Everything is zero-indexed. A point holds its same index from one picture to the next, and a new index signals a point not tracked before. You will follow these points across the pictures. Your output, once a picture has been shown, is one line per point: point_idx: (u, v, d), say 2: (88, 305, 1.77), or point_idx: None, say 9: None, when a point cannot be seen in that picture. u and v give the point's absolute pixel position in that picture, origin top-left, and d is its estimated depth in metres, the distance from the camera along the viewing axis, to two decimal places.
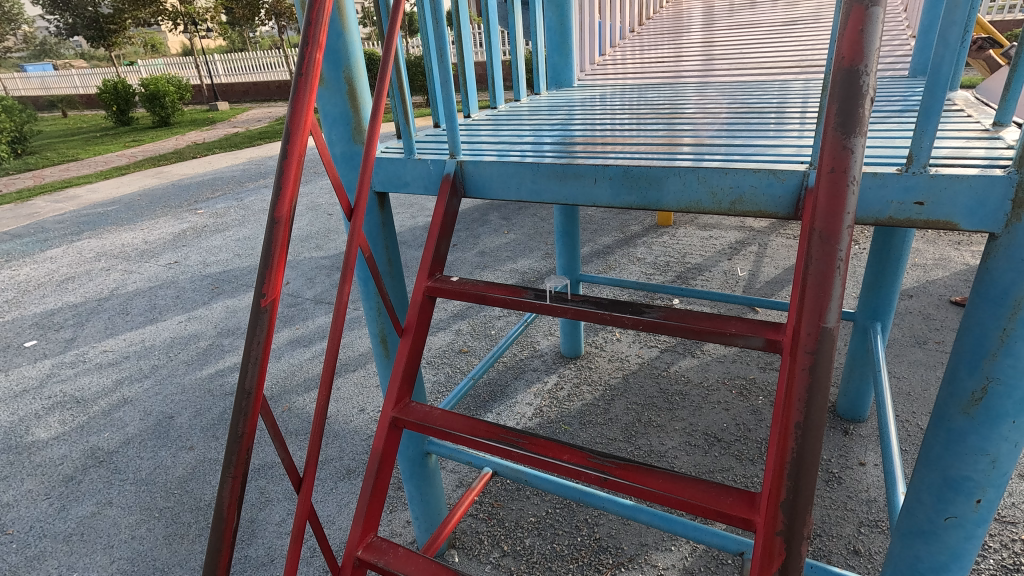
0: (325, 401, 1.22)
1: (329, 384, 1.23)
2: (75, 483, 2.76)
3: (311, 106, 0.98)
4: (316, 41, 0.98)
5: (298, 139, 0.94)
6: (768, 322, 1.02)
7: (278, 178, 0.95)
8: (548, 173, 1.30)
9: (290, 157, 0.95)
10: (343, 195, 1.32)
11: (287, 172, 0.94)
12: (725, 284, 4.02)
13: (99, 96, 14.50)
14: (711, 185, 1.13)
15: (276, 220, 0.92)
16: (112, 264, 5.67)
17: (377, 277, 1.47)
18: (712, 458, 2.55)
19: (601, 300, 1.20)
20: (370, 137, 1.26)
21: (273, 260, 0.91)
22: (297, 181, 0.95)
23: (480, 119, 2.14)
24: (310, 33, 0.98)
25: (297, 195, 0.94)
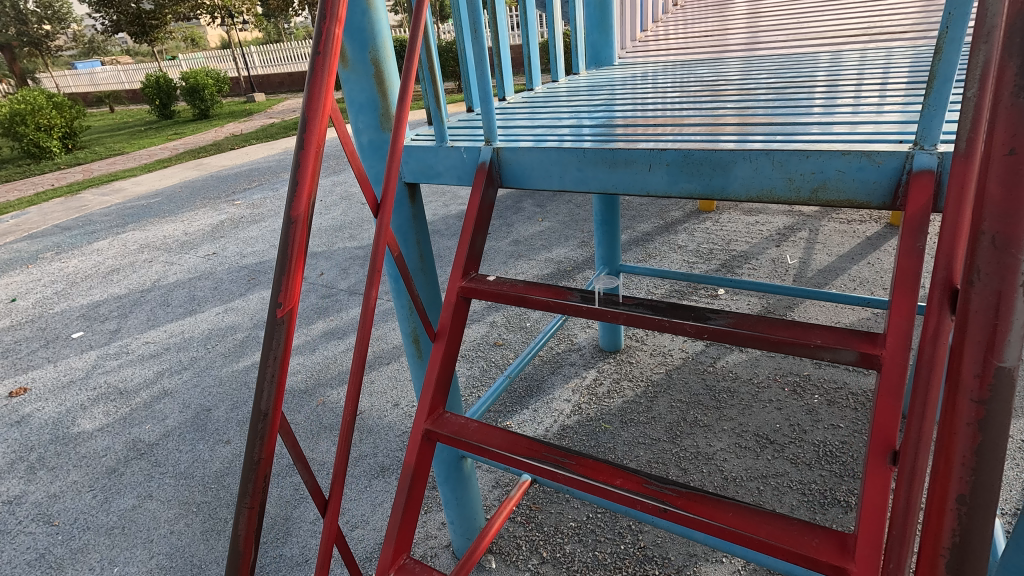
0: (352, 409, 1.14)
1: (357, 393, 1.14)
2: (118, 475, 2.80)
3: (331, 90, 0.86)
4: (336, 13, 0.85)
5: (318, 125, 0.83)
6: (861, 333, 0.87)
7: (295, 170, 0.83)
8: (595, 159, 1.16)
9: (308, 148, 0.82)
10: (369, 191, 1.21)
11: (305, 165, 0.82)
12: (773, 273, 3.80)
13: (144, 91, 14.94)
14: (789, 171, 0.97)
15: (293, 219, 0.81)
16: (154, 256, 5.79)
17: (406, 278, 1.37)
18: (765, 462, 2.39)
19: (657, 303, 1.05)
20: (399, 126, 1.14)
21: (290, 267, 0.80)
22: (316, 175, 0.83)
23: (516, 103, 1.99)
24: (328, 4, 0.85)
25: (315, 189, 0.83)
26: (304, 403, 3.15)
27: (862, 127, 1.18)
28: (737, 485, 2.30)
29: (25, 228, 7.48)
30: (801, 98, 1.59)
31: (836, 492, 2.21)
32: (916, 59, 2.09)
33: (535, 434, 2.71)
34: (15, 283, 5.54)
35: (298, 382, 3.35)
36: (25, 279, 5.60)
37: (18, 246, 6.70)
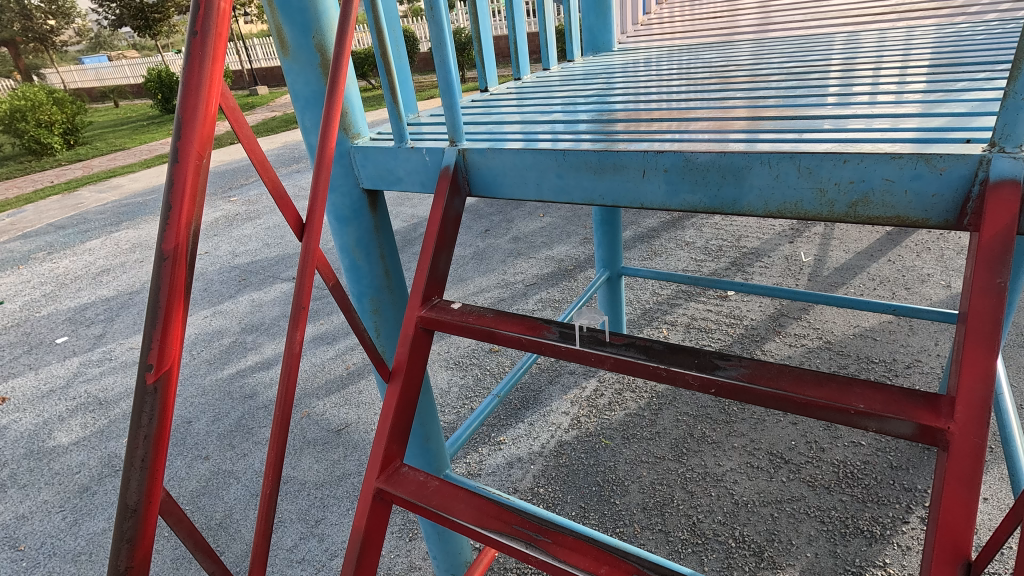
0: (273, 485, 0.96)
1: (276, 468, 0.95)
2: (90, 494, 2.66)
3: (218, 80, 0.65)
4: None
5: (198, 127, 0.62)
6: (920, 398, 0.66)
7: (169, 191, 0.62)
8: (578, 163, 0.95)
9: (185, 162, 0.61)
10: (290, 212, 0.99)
11: (180, 187, 0.61)
12: (786, 272, 3.57)
13: (145, 85, 14.79)
14: (818, 179, 0.78)
15: (165, 260, 0.61)
16: (145, 255, 5.64)
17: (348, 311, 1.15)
18: (779, 485, 2.18)
19: (654, 343, 0.85)
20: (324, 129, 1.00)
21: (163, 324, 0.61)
22: (196, 196, 0.63)
23: (501, 92, 1.77)
24: None
25: (196, 214, 0.63)
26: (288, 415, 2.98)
27: (904, 120, 0.97)
28: (749, 511, 2.10)
29: (20, 227, 7.36)
30: (825, 82, 1.36)
31: (858, 520, 2.01)
32: (955, 37, 1.84)
33: (529, 451, 2.52)
34: (4, 285, 5.42)
35: None
36: (15, 281, 5.48)
37: (12, 245, 6.59)
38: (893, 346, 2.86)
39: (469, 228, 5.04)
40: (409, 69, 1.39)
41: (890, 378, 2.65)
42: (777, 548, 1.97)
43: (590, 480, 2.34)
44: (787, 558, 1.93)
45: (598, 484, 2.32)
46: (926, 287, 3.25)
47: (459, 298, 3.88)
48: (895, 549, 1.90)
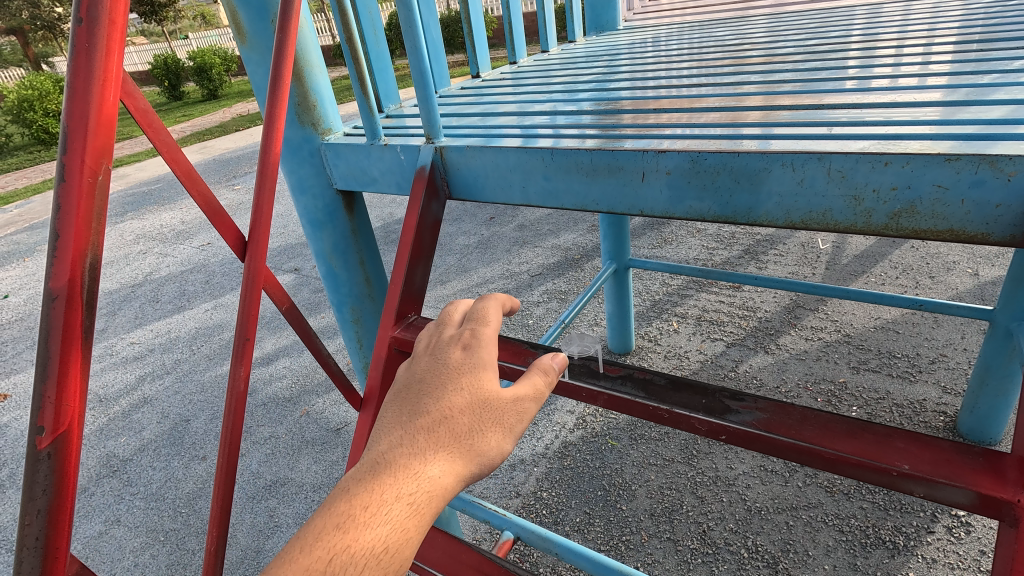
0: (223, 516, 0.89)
1: (222, 518, 0.89)
2: (87, 495, 2.62)
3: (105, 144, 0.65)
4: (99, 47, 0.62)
5: (88, 147, 0.62)
6: (979, 462, 0.59)
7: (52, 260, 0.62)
8: (567, 164, 0.84)
9: (67, 233, 0.62)
10: (226, 230, 0.94)
11: (62, 255, 0.61)
12: (803, 260, 3.40)
13: (151, 72, 14.70)
14: (853, 184, 0.66)
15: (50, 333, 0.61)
16: (149, 247, 5.59)
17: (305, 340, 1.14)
18: (795, 491, 2.07)
19: (663, 380, 0.79)
20: (265, 134, 0.89)
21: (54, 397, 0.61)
22: (80, 264, 0.63)
23: (493, 76, 1.64)
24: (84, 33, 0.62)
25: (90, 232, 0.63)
26: (287, 413, 2.91)
27: (945, 108, 0.83)
28: (762, 518, 2.00)
29: (28, 218, 7.36)
30: (850, 61, 1.21)
31: (880, 530, 1.90)
32: (993, 7, 1.66)
33: (533, 452, 2.43)
34: (10, 277, 5.41)
35: (281, 390, 3.10)
36: (21, 273, 5.47)
37: (18, 237, 6.59)
38: (916, 340, 2.71)
39: (473, 215, 4.91)
40: (387, 58, 1.27)
41: (914, 374, 2.51)
42: (792, 559, 1.86)
43: (595, 484, 2.24)
44: (803, 570, 1.82)
45: (603, 488, 2.22)
46: (952, 276, 3.07)
47: (462, 290, 3.77)
48: (919, 561, 1.80)
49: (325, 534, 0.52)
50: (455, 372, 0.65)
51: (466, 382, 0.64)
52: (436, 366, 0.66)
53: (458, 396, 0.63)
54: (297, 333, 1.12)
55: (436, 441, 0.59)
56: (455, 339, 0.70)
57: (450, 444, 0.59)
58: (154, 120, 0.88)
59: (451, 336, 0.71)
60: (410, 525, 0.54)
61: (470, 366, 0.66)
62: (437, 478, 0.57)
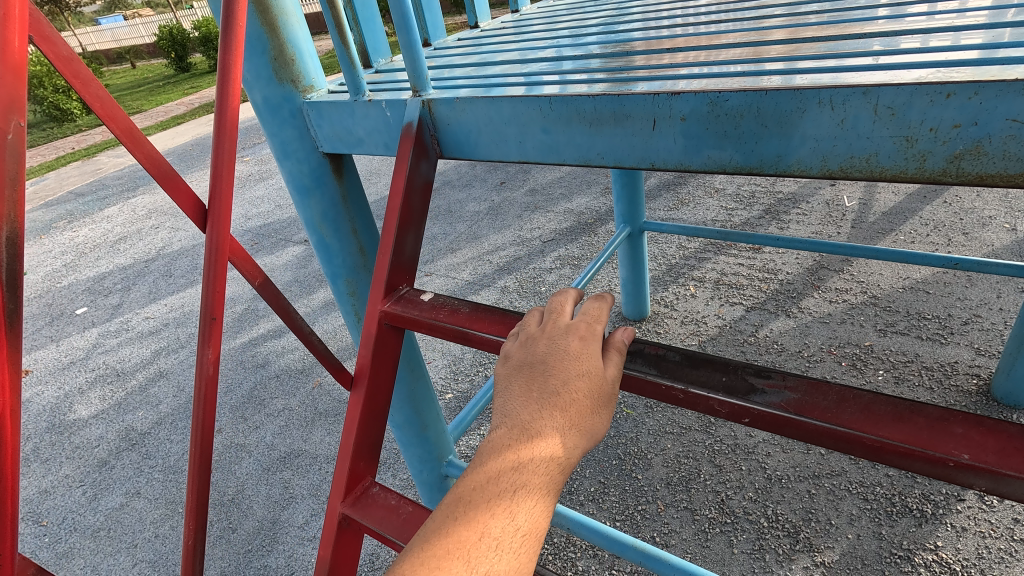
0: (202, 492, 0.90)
1: (200, 507, 0.90)
2: (108, 468, 2.66)
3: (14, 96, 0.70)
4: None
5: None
6: None
7: None
8: (569, 113, 0.74)
9: None
10: (181, 196, 0.88)
11: None
12: (827, 219, 3.25)
13: (157, 44, 14.53)
14: (906, 123, 0.56)
15: None
16: (161, 221, 5.58)
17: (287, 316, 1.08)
18: (817, 459, 2.00)
19: (678, 352, 0.71)
20: (221, 95, 0.87)
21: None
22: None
23: (494, 26, 1.51)
24: None
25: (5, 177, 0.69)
26: (300, 385, 2.91)
27: (1005, 31, 0.70)
28: (783, 487, 1.94)
29: (43, 195, 7.41)
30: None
31: (907, 497, 1.83)
32: None
33: None
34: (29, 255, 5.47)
35: (293, 362, 3.10)
36: (38, 251, 5.52)
37: (34, 215, 6.65)
38: (948, 300, 2.58)
39: (483, 181, 4.79)
40: (374, 6, 1.14)
41: (944, 336, 2.39)
42: (814, 528, 1.81)
43: (610, 454, 2.19)
44: (825, 540, 1.77)
45: (619, 457, 2.17)
46: (987, 232, 2.90)
47: (472, 258, 3.69)
48: (948, 530, 1.73)
49: (485, 499, 0.57)
50: (577, 360, 0.65)
51: (590, 364, 0.65)
52: (558, 352, 0.66)
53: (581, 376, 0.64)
54: (275, 311, 1.07)
55: (569, 419, 0.60)
56: (572, 330, 0.69)
57: (580, 421, 0.61)
58: (82, 72, 0.80)
59: (567, 327, 0.69)
60: (550, 493, 0.58)
61: (592, 353, 0.66)
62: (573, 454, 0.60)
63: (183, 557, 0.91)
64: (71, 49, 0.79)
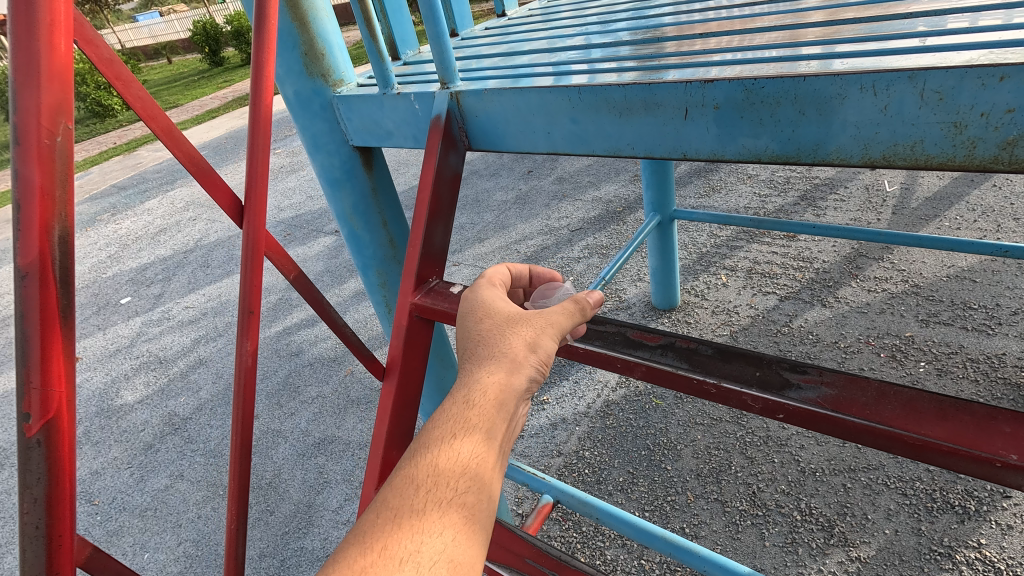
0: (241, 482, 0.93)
1: (241, 496, 0.93)
2: (153, 451, 2.78)
3: (60, 100, 0.64)
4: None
5: (47, 76, 0.63)
6: None
7: (23, 218, 0.63)
8: (598, 103, 0.73)
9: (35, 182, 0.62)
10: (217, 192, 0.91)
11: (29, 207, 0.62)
12: (866, 206, 3.14)
13: (191, 38, 14.89)
14: (954, 108, 0.53)
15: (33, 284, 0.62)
16: (198, 213, 5.74)
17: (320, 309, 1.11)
18: (853, 452, 1.96)
19: (705, 345, 0.71)
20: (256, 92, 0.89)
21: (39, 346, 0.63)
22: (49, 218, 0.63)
23: (522, 14, 1.49)
24: None
25: (61, 168, 0.64)
26: (333, 373, 2.97)
27: None
28: (818, 480, 1.90)
29: (88, 189, 7.70)
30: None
31: (949, 493, 1.77)
32: None
33: (574, 411, 2.39)
34: (76, 247, 5.72)
35: (326, 350, 3.17)
36: (85, 243, 5.76)
37: (81, 208, 6.93)
38: (995, 289, 2.47)
39: (511, 170, 4.77)
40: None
41: (992, 327, 2.29)
42: (850, 523, 1.77)
43: (639, 444, 2.18)
44: (861, 535, 1.73)
45: (647, 447, 2.16)
46: None
47: (500, 248, 3.70)
48: (992, 527, 1.67)
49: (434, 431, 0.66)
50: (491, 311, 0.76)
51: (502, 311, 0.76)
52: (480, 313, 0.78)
53: (504, 322, 0.73)
54: (309, 303, 1.09)
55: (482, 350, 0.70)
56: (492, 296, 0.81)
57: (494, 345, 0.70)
58: (123, 73, 0.83)
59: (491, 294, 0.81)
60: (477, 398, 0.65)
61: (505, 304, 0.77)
62: (490, 369, 0.67)
63: (225, 545, 0.94)
64: (111, 49, 0.81)
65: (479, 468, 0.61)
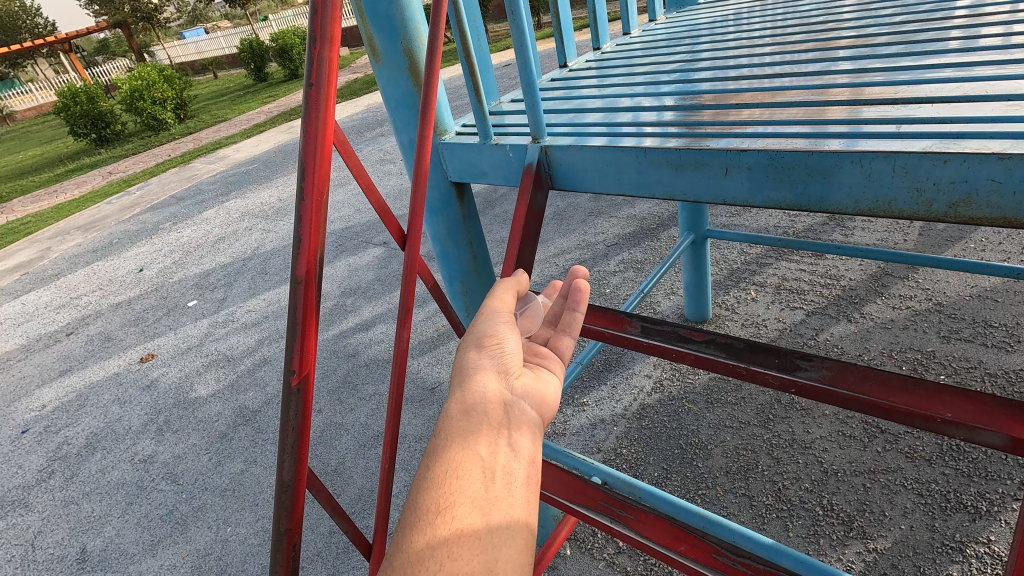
0: (390, 464, 0.98)
1: (390, 480, 0.99)
2: (228, 440, 3.09)
3: (330, 124, 0.73)
4: (324, 35, 0.70)
5: (325, 122, 0.71)
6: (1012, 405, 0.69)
7: (297, 226, 0.73)
8: (658, 160, 0.97)
9: (308, 198, 0.72)
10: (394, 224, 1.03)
11: (305, 216, 0.71)
12: (893, 227, 3.29)
13: (239, 55, 15.67)
14: (916, 178, 0.75)
15: (298, 281, 0.72)
16: (253, 223, 6.15)
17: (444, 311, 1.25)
18: (873, 455, 2.12)
19: (736, 340, 0.93)
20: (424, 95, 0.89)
21: (300, 330, 0.73)
22: (318, 228, 0.73)
23: (581, 67, 1.75)
24: (316, 25, 0.70)
25: (327, 196, 0.73)
26: (387, 373, 3.25)
27: (1010, 101, 0.88)
28: (839, 479, 2.08)
29: (149, 199, 8.25)
30: (954, 39, 1.21)
31: (962, 495, 1.93)
32: None
33: (612, 413, 2.60)
34: (143, 253, 6.18)
35: (380, 352, 3.45)
36: (151, 250, 6.23)
37: (144, 217, 7.44)
38: (1017, 309, 2.60)
39: None
40: (490, 60, 1.42)
41: (1011, 344, 2.43)
42: (868, 518, 1.94)
43: (672, 443, 2.38)
44: (878, 529, 1.90)
45: (680, 446, 2.36)
46: None
47: (540, 261, 3.94)
48: (1002, 526, 1.81)
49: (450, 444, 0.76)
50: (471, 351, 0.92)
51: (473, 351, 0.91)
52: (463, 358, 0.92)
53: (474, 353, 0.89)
54: (441, 309, 1.24)
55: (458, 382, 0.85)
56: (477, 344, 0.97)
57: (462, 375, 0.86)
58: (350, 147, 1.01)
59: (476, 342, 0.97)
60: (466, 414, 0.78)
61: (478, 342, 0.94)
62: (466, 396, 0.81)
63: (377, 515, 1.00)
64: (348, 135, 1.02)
65: (475, 480, 0.70)
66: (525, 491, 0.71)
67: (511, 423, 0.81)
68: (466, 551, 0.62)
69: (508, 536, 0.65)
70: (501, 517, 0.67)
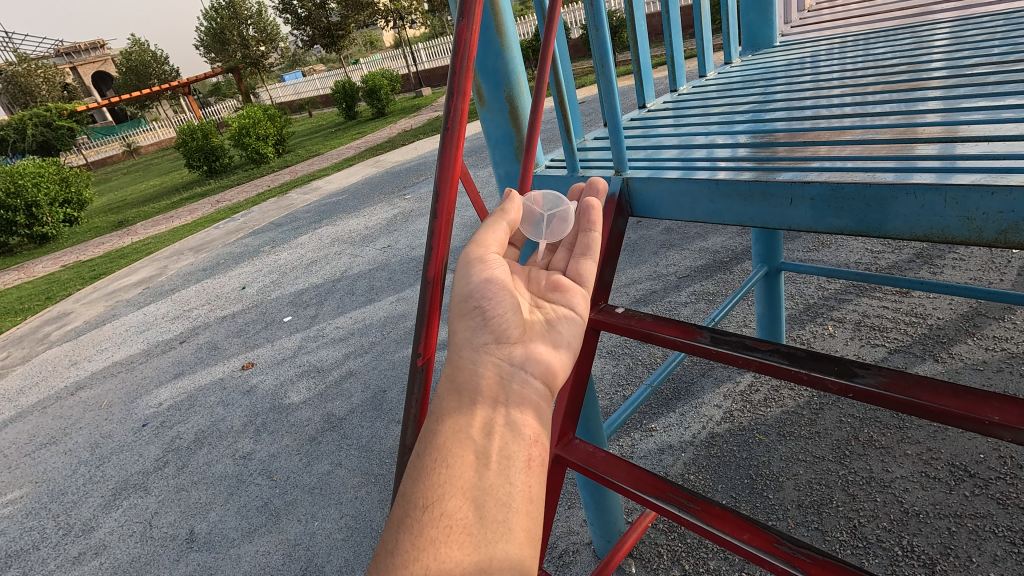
0: None
1: None
2: (317, 443, 3.37)
3: (458, 160, 0.92)
4: (461, 90, 0.91)
5: (454, 160, 0.91)
6: None
7: (429, 239, 0.92)
8: (729, 192, 1.10)
9: (441, 217, 0.91)
10: None
11: (438, 231, 0.91)
12: (988, 266, 3.14)
13: (334, 96, 17.07)
14: (966, 209, 0.85)
15: (428, 282, 0.91)
16: (342, 249, 6.65)
17: None
18: (959, 499, 2.04)
19: (798, 351, 1.02)
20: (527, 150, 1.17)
21: (426, 320, 0.91)
22: (446, 240, 0.92)
23: (659, 107, 1.91)
24: (455, 83, 0.91)
25: (454, 216, 0.92)
26: None
27: None
28: (921, 521, 2.01)
29: (251, 224, 9.10)
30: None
31: None
32: None
33: (681, 439, 2.64)
34: (245, 273, 6.83)
35: None
36: (252, 270, 6.87)
37: (246, 240, 8.23)
38: None
39: None
40: (577, 104, 1.62)
41: None
42: (952, 563, 1.87)
43: (741, 473, 2.39)
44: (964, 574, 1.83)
45: (749, 476, 2.36)
46: None
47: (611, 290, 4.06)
48: None
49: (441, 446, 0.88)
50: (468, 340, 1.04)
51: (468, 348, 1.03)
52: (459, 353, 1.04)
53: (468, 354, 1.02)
54: None
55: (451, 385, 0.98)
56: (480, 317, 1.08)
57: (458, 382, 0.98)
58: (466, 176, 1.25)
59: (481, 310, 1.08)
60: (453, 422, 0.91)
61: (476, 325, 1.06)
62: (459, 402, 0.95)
63: None
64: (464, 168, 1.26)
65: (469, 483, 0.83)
66: (506, 488, 0.84)
67: (507, 402, 0.96)
68: (454, 542, 0.76)
69: (496, 536, 0.78)
70: (490, 506, 0.81)
